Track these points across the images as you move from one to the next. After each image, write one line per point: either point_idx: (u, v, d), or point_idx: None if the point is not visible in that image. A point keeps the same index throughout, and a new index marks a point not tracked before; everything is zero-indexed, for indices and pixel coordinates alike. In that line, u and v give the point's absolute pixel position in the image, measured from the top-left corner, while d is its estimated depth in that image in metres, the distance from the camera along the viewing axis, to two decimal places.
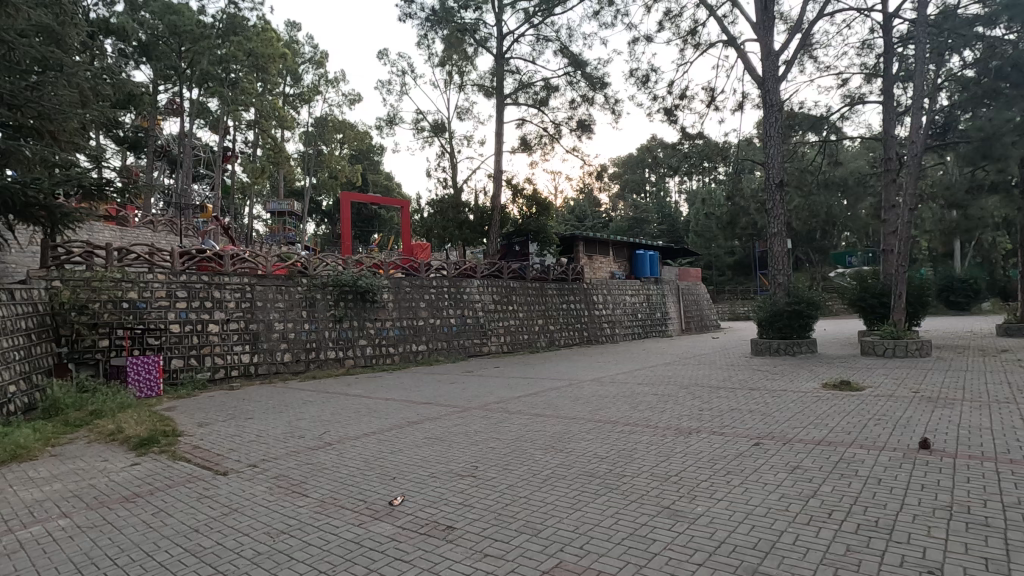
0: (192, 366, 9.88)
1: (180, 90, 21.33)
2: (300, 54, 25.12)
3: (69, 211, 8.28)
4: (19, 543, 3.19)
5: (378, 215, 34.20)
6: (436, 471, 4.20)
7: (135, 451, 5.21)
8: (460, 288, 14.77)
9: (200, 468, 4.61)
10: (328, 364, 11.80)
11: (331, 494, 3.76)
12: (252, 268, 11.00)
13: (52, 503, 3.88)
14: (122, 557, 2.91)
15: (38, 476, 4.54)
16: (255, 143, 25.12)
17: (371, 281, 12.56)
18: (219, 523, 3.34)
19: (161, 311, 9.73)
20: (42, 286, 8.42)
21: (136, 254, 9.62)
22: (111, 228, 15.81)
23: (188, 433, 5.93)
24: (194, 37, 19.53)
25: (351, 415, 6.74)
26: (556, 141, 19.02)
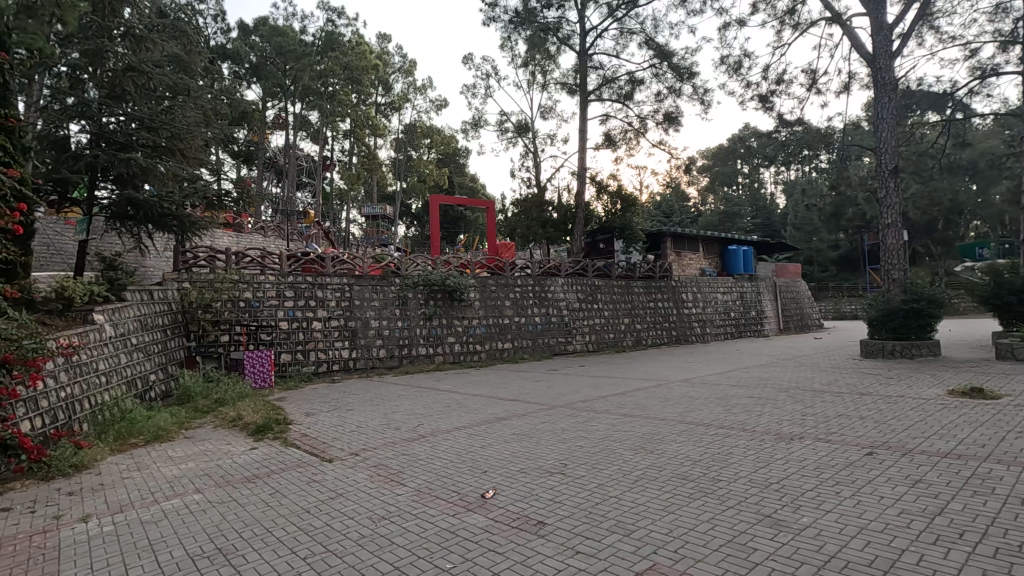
0: (299, 360, 10.71)
1: (285, 106, 23.13)
2: (391, 64, 26.32)
3: (197, 220, 9.40)
4: (163, 513, 3.63)
5: (464, 216, 35.09)
6: (527, 467, 4.25)
7: (253, 437, 5.73)
8: (544, 286, 14.83)
9: (310, 455, 4.99)
10: (420, 360, 12.30)
11: (427, 484, 3.94)
12: (351, 268, 11.71)
13: (188, 479, 4.38)
14: (247, 531, 3.23)
15: (176, 456, 5.14)
16: (351, 152, 26.69)
17: (459, 281, 12.93)
18: (327, 506, 3.60)
19: (272, 309, 10.61)
20: (175, 287, 9.51)
21: (250, 257, 10.60)
22: (229, 234, 17.45)
23: (298, 422, 6.43)
24: (297, 56, 21.15)
25: (442, 409, 6.99)
26: (642, 135, 18.59)
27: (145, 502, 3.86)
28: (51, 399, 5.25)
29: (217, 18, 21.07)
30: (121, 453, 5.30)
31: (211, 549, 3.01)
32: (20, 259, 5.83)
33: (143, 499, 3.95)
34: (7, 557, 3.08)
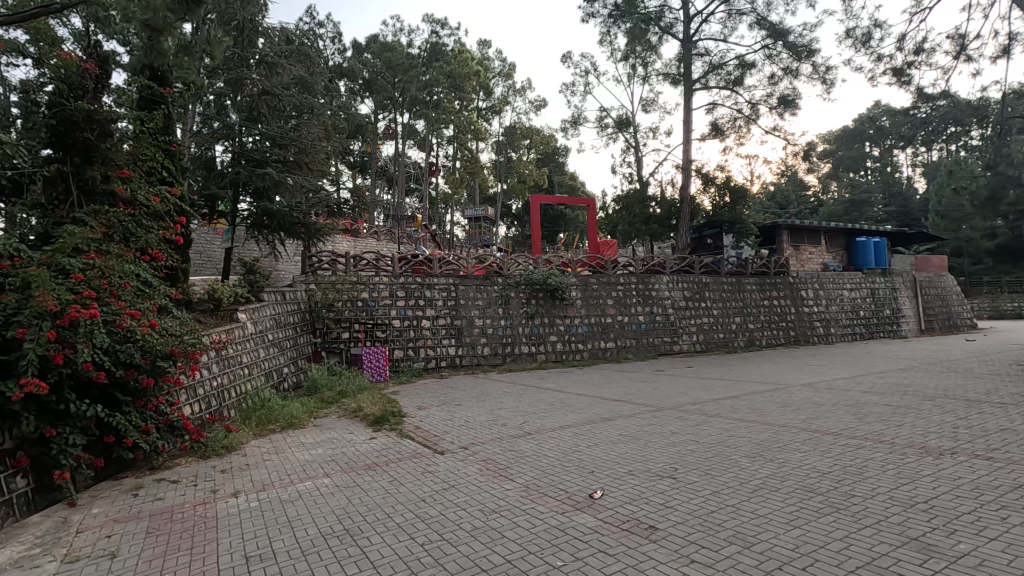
0: (410, 356, 11.33)
1: (395, 117, 24.54)
2: (491, 69, 26.94)
3: (321, 226, 10.26)
4: (299, 493, 4.02)
5: (564, 215, 35.06)
6: (635, 470, 4.16)
7: (373, 427, 6.16)
8: (648, 284, 14.40)
9: (423, 446, 5.26)
10: (523, 358, 12.48)
11: (535, 481, 3.98)
12: (456, 269, 12.16)
13: (318, 464, 4.80)
14: (370, 515, 3.47)
15: (307, 441, 5.66)
16: (455, 156, 27.69)
17: (560, 280, 12.95)
18: (441, 496, 3.76)
19: (386, 308, 11.33)
20: (303, 289, 10.46)
21: (366, 260, 11.38)
22: (348, 239, 18.86)
23: (412, 415, 6.81)
24: (404, 68, 22.40)
25: (548, 407, 7.04)
26: (753, 122, 17.46)
27: (283, 483, 4.29)
28: (206, 387, 6.01)
29: (335, 39, 22.86)
30: (262, 437, 5.93)
31: (340, 529, 3.28)
32: (179, 265, 6.70)
33: (282, 479, 4.39)
34: (177, 523, 3.57)
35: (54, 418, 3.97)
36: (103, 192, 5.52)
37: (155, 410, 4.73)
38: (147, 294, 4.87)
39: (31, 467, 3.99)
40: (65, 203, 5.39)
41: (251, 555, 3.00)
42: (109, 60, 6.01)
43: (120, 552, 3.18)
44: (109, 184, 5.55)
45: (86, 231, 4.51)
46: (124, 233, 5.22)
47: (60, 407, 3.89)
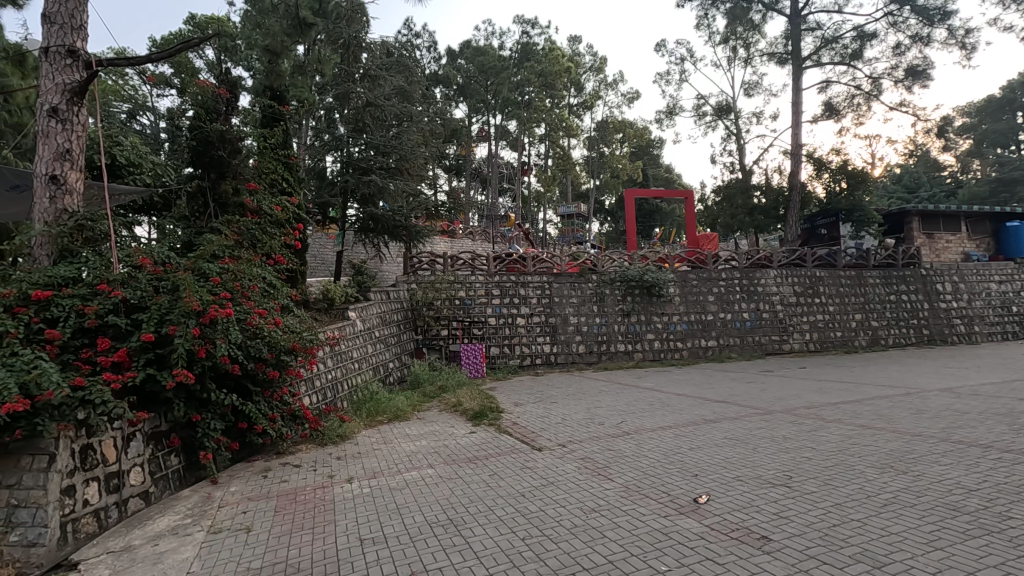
0: (506, 353, 11.56)
1: (488, 119, 25.08)
2: (582, 65, 26.65)
3: (420, 228, 10.75)
4: (406, 482, 4.24)
5: (659, 209, 33.92)
6: (744, 475, 3.93)
7: (472, 421, 6.35)
8: (753, 279, 13.53)
9: (521, 441, 5.33)
10: (619, 357, 12.26)
11: (636, 482, 3.90)
12: (549, 267, 12.18)
13: (422, 455, 5.03)
14: (472, 507, 3.58)
15: (413, 433, 5.96)
16: (546, 155, 27.73)
17: (657, 276, 12.53)
18: (540, 492, 3.79)
19: (482, 306, 11.64)
20: (405, 288, 11.02)
21: (462, 260, 11.74)
22: (446, 240, 19.56)
23: (509, 411, 6.93)
24: (496, 71, 22.82)
25: (647, 407, 6.85)
26: (874, 99, 15.83)
27: (391, 471, 4.54)
28: (322, 380, 6.52)
29: (431, 48, 23.83)
30: (372, 428, 6.31)
31: (444, 518, 3.41)
32: (298, 268, 7.32)
33: (390, 468, 4.65)
34: (301, 504, 3.90)
35: (199, 405, 4.50)
36: (234, 204, 6.20)
37: (280, 400, 5.22)
38: (272, 295, 5.35)
39: (182, 448, 4.55)
40: (204, 214, 6.14)
41: (365, 538, 3.21)
42: (237, 85, 6.67)
43: (255, 527, 3.53)
44: (239, 197, 6.23)
45: (221, 240, 5.03)
46: (253, 240, 5.76)
47: (204, 395, 4.41)
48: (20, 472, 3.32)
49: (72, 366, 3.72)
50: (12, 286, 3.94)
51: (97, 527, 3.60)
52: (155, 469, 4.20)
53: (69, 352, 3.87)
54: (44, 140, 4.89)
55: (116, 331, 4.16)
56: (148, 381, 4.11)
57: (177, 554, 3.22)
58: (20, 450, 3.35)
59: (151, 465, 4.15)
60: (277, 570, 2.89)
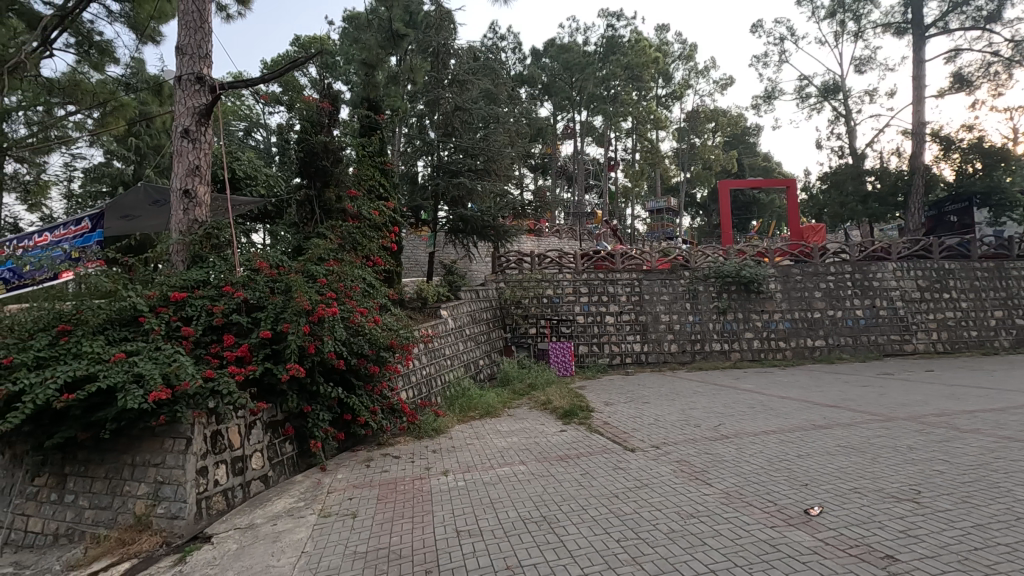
0: (595, 352, 11.44)
1: (573, 116, 24.97)
2: (670, 54, 25.71)
3: (508, 228, 10.90)
4: (499, 477, 4.32)
5: (757, 200, 31.98)
6: (862, 487, 3.59)
7: (563, 420, 6.34)
8: (868, 272, 12.34)
9: (613, 441, 5.24)
10: (715, 357, 11.71)
11: (738, 488, 3.69)
12: (639, 264, 11.83)
13: (513, 451, 5.09)
14: (565, 505, 3.57)
15: (504, 429, 6.05)
16: (634, 149, 27.08)
17: (756, 271, 11.79)
18: (634, 494, 3.70)
19: (570, 304, 11.60)
20: (494, 288, 11.24)
21: (550, 258, 11.76)
22: (533, 239, 19.72)
23: (600, 410, 6.84)
24: (581, 67, 22.65)
25: (747, 410, 6.48)
26: (1016, 65, 13.87)
27: (484, 466, 4.64)
28: (418, 375, 6.80)
29: (516, 49, 24.13)
30: (465, 423, 6.49)
31: (537, 515, 3.43)
32: (394, 269, 7.67)
33: (483, 463, 4.76)
34: (401, 493, 4.09)
35: (309, 396, 4.86)
36: (337, 210, 6.64)
37: (380, 394, 5.51)
38: (372, 294, 5.66)
39: (295, 436, 4.93)
40: (311, 220, 6.63)
41: (461, 529, 3.30)
42: (337, 98, 7.12)
43: (360, 513, 3.75)
44: (341, 203, 6.66)
45: (326, 244, 5.40)
46: (354, 242, 6.11)
47: (313, 388, 4.76)
48: (164, 452, 3.77)
49: (203, 359, 4.16)
50: (155, 288, 4.48)
51: (226, 505, 3.99)
52: (273, 454, 4.58)
53: (201, 346, 4.32)
54: (179, 158, 5.50)
55: (239, 328, 4.60)
56: (266, 374, 4.50)
57: (292, 534, 3.50)
58: (164, 433, 3.80)
59: (269, 451, 4.54)
60: (381, 555, 3.05)
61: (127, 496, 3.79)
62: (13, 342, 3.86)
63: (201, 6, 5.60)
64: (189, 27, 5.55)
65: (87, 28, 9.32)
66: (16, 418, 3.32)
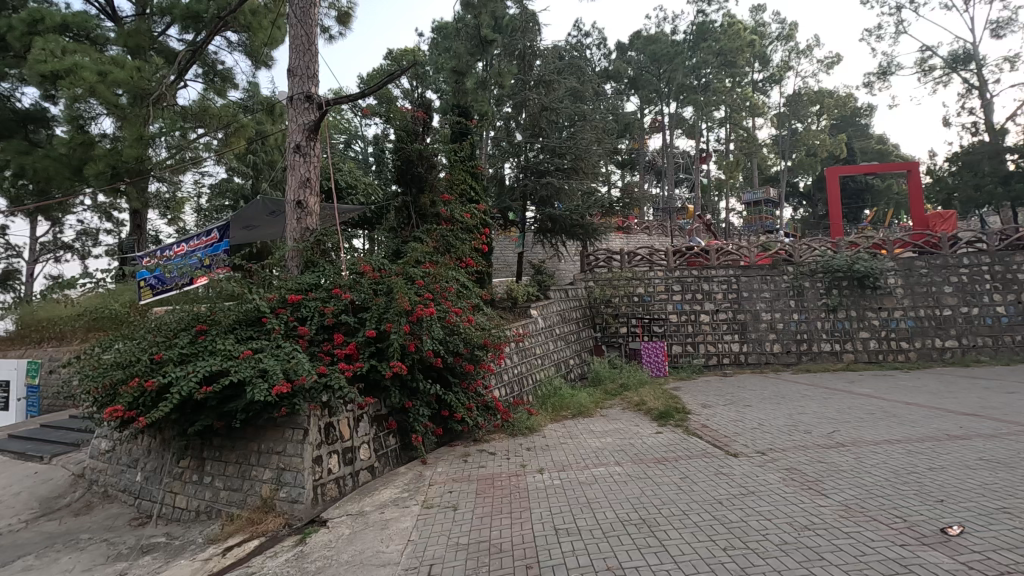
0: (689, 352, 11.03)
1: (661, 108, 24.23)
2: (767, 36, 24.16)
3: (597, 226, 10.76)
4: (595, 477, 4.30)
5: (870, 186, 29.22)
6: (1012, 507, 3.17)
7: (658, 421, 6.17)
8: (1011, 263, 10.85)
9: (714, 445, 5.02)
10: (824, 358, 10.87)
11: (859, 501, 3.40)
12: (736, 259, 11.19)
13: (608, 452, 5.03)
14: (665, 509, 3.46)
15: (598, 429, 6.00)
16: (727, 139, 25.78)
17: (872, 265, 10.76)
18: (739, 502, 3.52)
19: (662, 303, 11.26)
20: (583, 287, 11.20)
21: (640, 256, 11.47)
22: (621, 236, 19.38)
23: (697, 412, 6.58)
24: (670, 57, 21.94)
25: (867, 416, 5.95)
26: None
27: (579, 466, 4.63)
28: (510, 374, 6.93)
29: (601, 45, 23.79)
30: (557, 421, 6.52)
31: (636, 518, 3.36)
32: (485, 269, 7.84)
33: (579, 462, 4.75)
34: (499, 489, 4.19)
35: (409, 392, 5.11)
36: (431, 214, 6.92)
37: (475, 391, 5.67)
38: (466, 295, 5.81)
39: (397, 430, 5.20)
40: (408, 224, 6.95)
41: (560, 528, 3.32)
42: (429, 107, 7.41)
43: (460, 506, 3.89)
44: (435, 208, 6.93)
45: (423, 247, 5.65)
46: (448, 245, 6.33)
47: (413, 385, 4.99)
48: (285, 441, 4.13)
49: (317, 357, 4.51)
50: (275, 292, 4.91)
51: (338, 492, 4.30)
52: (378, 447, 4.86)
53: (316, 345, 4.69)
54: (293, 172, 5.99)
55: (347, 328, 4.92)
56: (372, 371, 4.78)
57: (399, 523, 3.69)
58: (285, 424, 4.17)
59: (375, 443, 4.82)
60: (483, 547, 3.14)
61: (255, 480, 4.18)
62: (161, 341, 4.40)
63: (309, 29, 6.04)
64: (299, 50, 6.02)
65: (211, 58, 10.49)
66: (166, 407, 3.78)
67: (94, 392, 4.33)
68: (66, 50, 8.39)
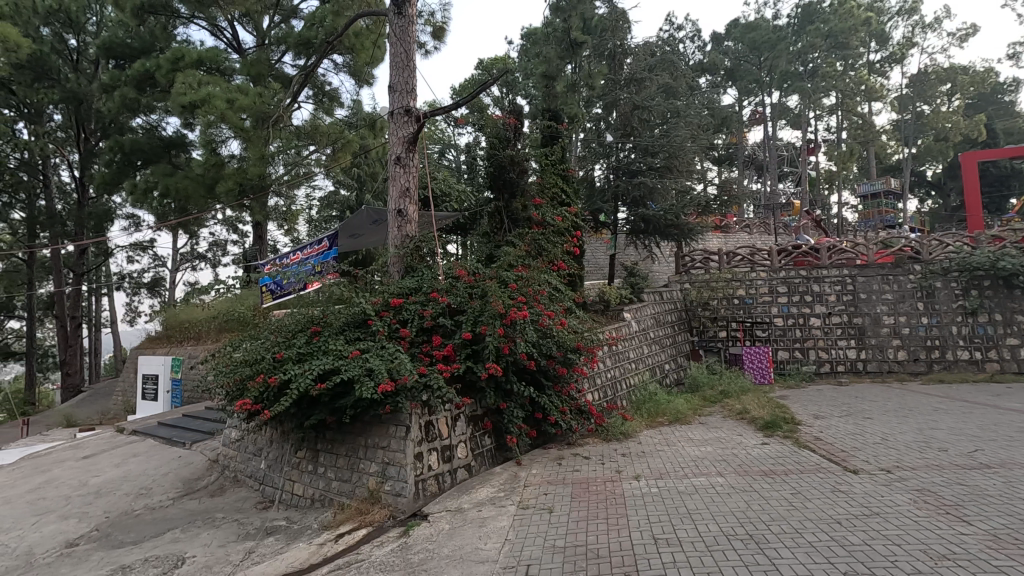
0: (798, 358, 10.25)
1: (762, 99, 22.84)
2: (885, 11, 21.97)
3: (692, 225, 10.39)
4: (696, 486, 4.13)
5: (1017, 171, 25.59)
6: None
7: (763, 432, 5.80)
8: None
9: (829, 460, 4.64)
10: (960, 367, 9.66)
11: (1011, 531, 2.99)
12: (851, 258, 10.26)
13: (709, 461, 4.81)
14: (775, 526, 3.25)
15: (698, 437, 5.75)
16: (839, 128, 23.75)
17: (1021, 262, 9.41)
18: (862, 523, 3.22)
19: (766, 306, 10.58)
20: (678, 288, 10.81)
21: (740, 255, 10.87)
22: (719, 236, 18.46)
23: (808, 424, 6.10)
24: (771, 44, 20.66)
25: (1018, 436, 5.20)
26: None
27: (678, 474, 4.47)
28: (603, 378, 6.85)
29: (695, 37, 22.89)
30: (653, 427, 6.34)
31: (742, 533, 3.19)
32: (577, 272, 7.82)
33: (678, 471, 4.59)
34: (595, 494, 4.15)
35: (504, 394, 5.19)
36: (523, 218, 7.01)
37: (568, 395, 5.65)
38: (559, 298, 5.80)
39: (492, 430, 5.31)
40: (501, 228, 7.10)
41: (658, 537, 3.22)
42: (521, 113, 7.53)
43: (556, 508, 3.90)
44: (527, 212, 7.02)
45: (516, 251, 5.73)
46: (540, 248, 6.36)
47: (508, 387, 5.07)
48: (389, 437, 4.37)
49: (417, 358, 4.72)
50: (379, 296, 5.20)
51: (438, 489, 4.47)
52: (475, 446, 5.00)
53: (416, 346, 4.91)
54: (394, 182, 6.33)
55: (445, 330, 5.10)
56: (468, 372, 4.92)
57: (496, 521, 3.77)
58: (389, 421, 4.41)
59: (472, 443, 4.97)
60: (579, 552, 3.13)
61: (363, 473, 4.46)
62: (282, 341, 4.83)
63: (407, 46, 6.36)
64: (399, 67, 6.36)
65: (321, 81, 11.38)
66: (286, 401, 4.13)
67: (226, 386, 4.83)
68: (201, 83, 9.49)
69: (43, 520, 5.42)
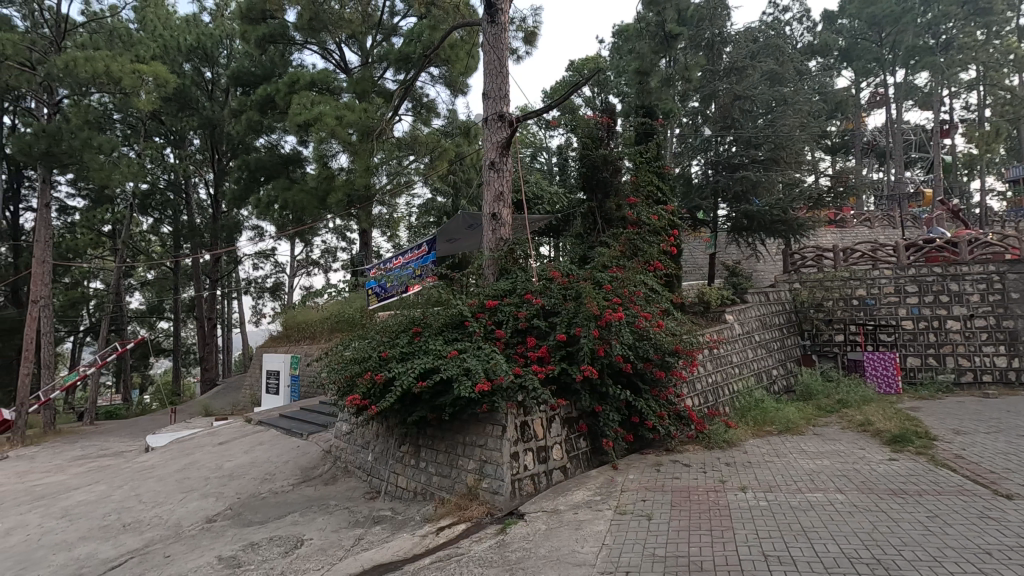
0: (932, 366, 9.16)
1: (884, 79, 20.70)
2: None
3: (803, 220, 9.66)
4: (811, 502, 3.81)
5: None
6: None
7: (890, 446, 5.24)
8: None
9: (974, 482, 4.08)
10: None
11: None
12: (999, 253, 8.87)
13: (826, 476, 4.43)
14: (909, 552, 2.92)
15: (813, 449, 5.31)
16: (981, 105, 20.90)
17: None
18: (1020, 556, 2.80)
19: (892, 307, 9.56)
20: (787, 289, 10.20)
21: (860, 252, 9.92)
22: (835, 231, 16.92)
23: (946, 439, 5.42)
24: (895, 17, 18.67)
25: None
26: None
27: (791, 488, 4.16)
28: (704, 383, 6.55)
29: (803, 18, 21.23)
30: (761, 436, 5.95)
31: (868, 556, 2.90)
32: (675, 273, 7.54)
33: (790, 484, 4.26)
34: (697, 503, 3.97)
35: (599, 396, 5.13)
36: (617, 218, 6.87)
37: (666, 399, 5.48)
38: (656, 299, 5.61)
39: (588, 433, 5.25)
40: (595, 228, 7.03)
41: (769, 554, 3.02)
42: (613, 111, 7.39)
43: (655, 516, 3.78)
44: (621, 211, 6.88)
45: (610, 252, 5.63)
46: (636, 248, 6.19)
47: (603, 389, 5.00)
48: (487, 436, 4.48)
49: (513, 358, 4.79)
50: (475, 298, 5.35)
51: (534, 488, 4.50)
52: (570, 448, 4.98)
53: (512, 347, 4.98)
54: (488, 187, 6.47)
55: (540, 332, 5.13)
56: (563, 373, 4.92)
57: (593, 525, 3.72)
58: (486, 420, 4.53)
59: (567, 445, 4.95)
60: (681, 563, 3.01)
61: (462, 469, 4.60)
62: (387, 341, 5.12)
63: (500, 53, 6.50)
64: (493, 73, 6.51)
65: (420, 93, 11.95)
66: (391, 397, 4.37)
67: (338, 382, 5.19)
68: (313, 102, 10.32)
69: (188, 497, 6.16)
